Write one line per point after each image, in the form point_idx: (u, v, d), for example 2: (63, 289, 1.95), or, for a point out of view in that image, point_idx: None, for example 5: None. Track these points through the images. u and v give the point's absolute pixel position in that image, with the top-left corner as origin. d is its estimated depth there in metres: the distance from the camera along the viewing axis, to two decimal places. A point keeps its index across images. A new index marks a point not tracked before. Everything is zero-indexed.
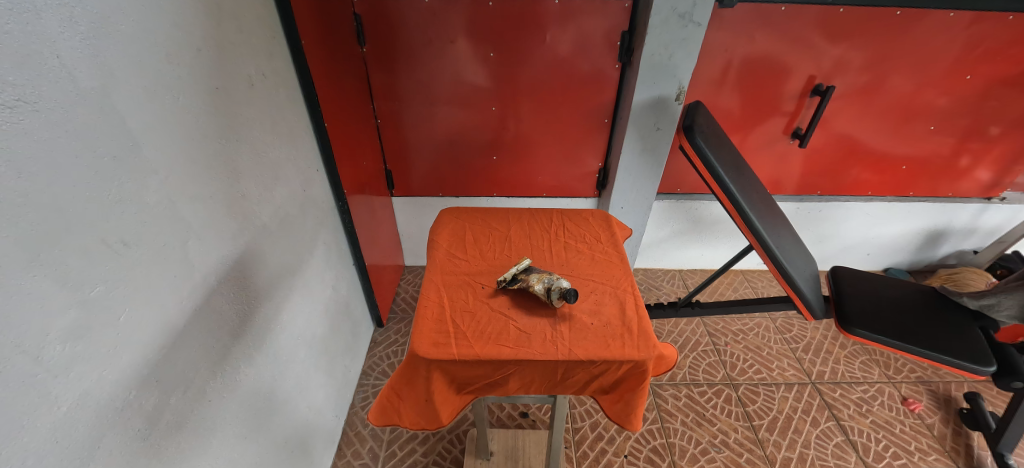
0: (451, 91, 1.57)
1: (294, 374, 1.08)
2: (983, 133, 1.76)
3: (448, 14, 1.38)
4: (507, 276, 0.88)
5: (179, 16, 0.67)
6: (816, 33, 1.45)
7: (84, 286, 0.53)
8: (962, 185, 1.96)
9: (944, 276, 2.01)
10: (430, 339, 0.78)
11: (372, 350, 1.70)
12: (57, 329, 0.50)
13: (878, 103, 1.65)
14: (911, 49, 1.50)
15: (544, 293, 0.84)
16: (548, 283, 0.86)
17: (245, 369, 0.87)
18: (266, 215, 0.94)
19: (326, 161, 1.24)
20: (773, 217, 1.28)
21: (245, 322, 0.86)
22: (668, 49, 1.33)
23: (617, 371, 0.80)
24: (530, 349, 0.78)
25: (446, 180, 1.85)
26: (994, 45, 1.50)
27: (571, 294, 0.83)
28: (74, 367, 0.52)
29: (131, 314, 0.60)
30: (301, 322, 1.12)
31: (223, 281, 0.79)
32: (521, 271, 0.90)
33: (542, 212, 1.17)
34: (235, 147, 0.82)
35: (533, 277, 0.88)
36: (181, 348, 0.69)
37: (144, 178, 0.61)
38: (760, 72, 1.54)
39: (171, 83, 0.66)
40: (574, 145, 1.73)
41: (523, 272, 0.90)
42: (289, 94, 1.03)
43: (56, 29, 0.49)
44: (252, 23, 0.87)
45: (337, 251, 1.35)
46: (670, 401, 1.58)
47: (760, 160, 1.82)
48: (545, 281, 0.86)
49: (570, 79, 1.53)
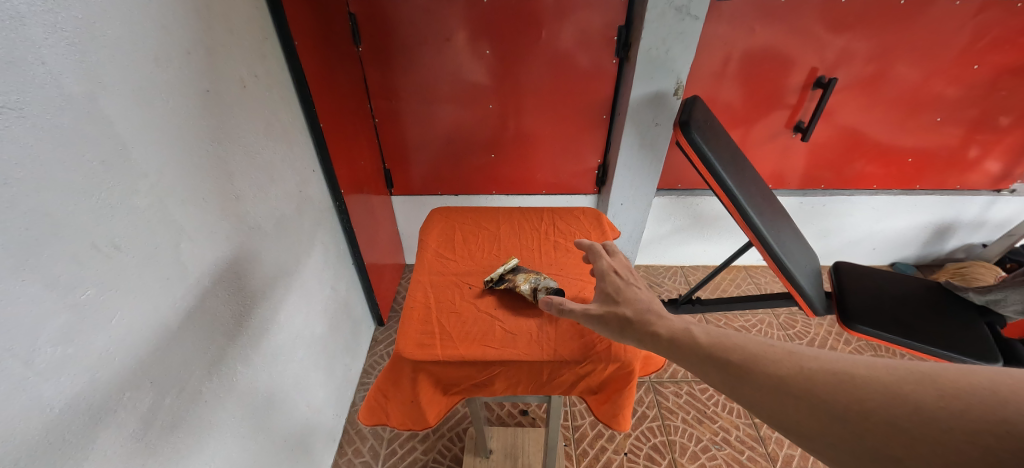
0: (449, 89, 1.56)
1: (294, 373, 1.09)
2: (992, 124, 1.72)
3: (444, 11, 1.38)
4: (493, 276, 0.89)
5: (167, 19, 0.67)
6: (818, 23, 1.43)
7: (73, 290, 0.54)
8: (971, 177, 1.92)
9: (952, 271, 1.98)
10: (415, 341, 0.79)
11: (373, 349, 1.71)
12: (48, 333, 0.51)
13: (883, 94, 1.62)
14: (917, 39, 1.47)
15: (530, 293, 0.85)
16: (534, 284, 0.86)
17: (242, 369, 0.87)
18: (261, 216, 0.94)
19: (322, 161, 1.24)
20: (773, 212, 1.26)
21: (241, 323, 0.87)
22: (665, 43, 1.31)
23: (604, 372, 0.80)
24: (515, 350, 0.77)
25: (445, 179, 1.85)
26: (1002, 34, 1.47)
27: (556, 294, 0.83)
28: (66, 370, 0.53)
29: (123, 317, 0.60)
30: (299, 321, 1.12)
31: (218, 282, 0.80)
32: (508, 271, 0.91)
33: (533, 211, 1.16)
34: (228, 149, 0.83)
35: (520, 277, 0.88)
36: (175, 350, 0.70)
37: (134, 182, 0.61)
38: (760, 65, 1.52)
39: (160, 87, 0.66)
40: (572, 142, 1.72)
41: (509, 272, 0.91)
42: (282, 94, 1.03)
43: (40, 36, 0.49)
44: (242, 24, 0.87)
45: (335, 250, 1.36)
46: (671, 398, 1.57)
47: (761, 155, 1.80)
48: (532, 281, 0.86)
49: (568, 75, 1.52)
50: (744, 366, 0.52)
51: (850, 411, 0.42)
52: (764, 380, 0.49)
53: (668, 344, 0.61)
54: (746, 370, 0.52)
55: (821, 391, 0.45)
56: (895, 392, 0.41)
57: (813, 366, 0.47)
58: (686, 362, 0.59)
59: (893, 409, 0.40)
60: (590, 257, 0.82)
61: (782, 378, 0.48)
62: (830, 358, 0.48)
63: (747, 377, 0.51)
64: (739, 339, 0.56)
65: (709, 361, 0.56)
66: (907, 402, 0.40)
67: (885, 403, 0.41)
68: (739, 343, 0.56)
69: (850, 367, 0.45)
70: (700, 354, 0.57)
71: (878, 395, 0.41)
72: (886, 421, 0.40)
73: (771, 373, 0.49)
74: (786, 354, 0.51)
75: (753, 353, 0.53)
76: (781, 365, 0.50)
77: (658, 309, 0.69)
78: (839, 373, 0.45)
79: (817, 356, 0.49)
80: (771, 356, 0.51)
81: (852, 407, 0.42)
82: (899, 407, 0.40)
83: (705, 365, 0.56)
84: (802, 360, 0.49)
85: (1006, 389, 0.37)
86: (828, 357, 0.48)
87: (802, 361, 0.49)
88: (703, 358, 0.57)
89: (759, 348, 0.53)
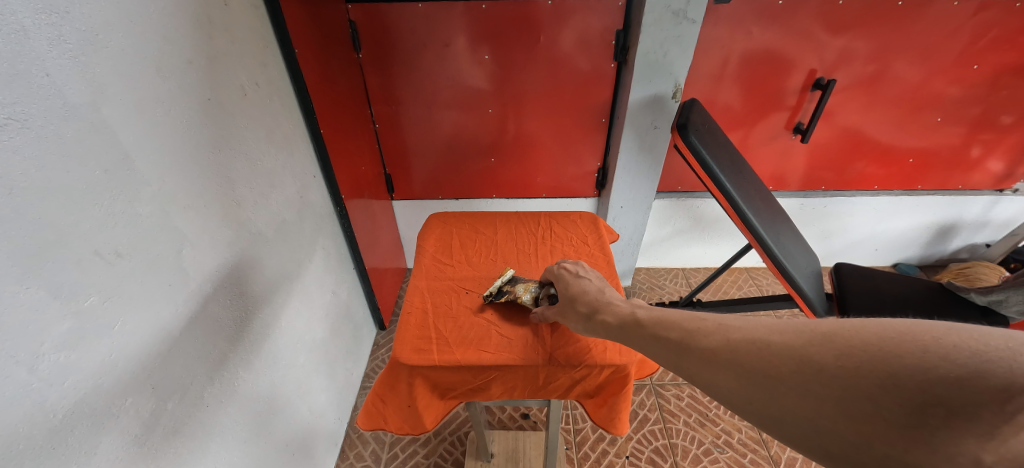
0: (449, 94, 1.57)
1: (295, 378, 1.09)
2: (995, 123, 1.72)
3: (442, 17, 1.39)
4: (493, 289, 0.87)
5: (169, 29, 0.68)
6: (817, 25, 1.43)
7: (77, 296, 0.54)
8: (974, 177, 1.91)
9: (955, 271, 1.97)
10: (412, 346, 0.79)
11: (374, 353, 1.72)
12: (52, 339, 0.52)
13: (883, 94, 1.62)
14: (916, 39, 1.47)
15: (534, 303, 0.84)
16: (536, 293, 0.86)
17: (244, 374, 0.88)
18: (262, 222, 0.95)
19: (323, 166, 1.25)
20: (772, 214, 1.26)
21: (243, 328, 0.87)
22: (663, 47, 1.32)
23: (600, 375, 0.80)
24: (511, 354, 0.78)
25: (445, 183, 1.86)
26: (1003, 33, 1.47)
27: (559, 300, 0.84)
28: (69, 376, 0.53)
29: (125, 323, 0.61)
30: (300, 326, 1.13)
31: (219, 288, 0.80)
32: (506, 283, 0.89)
33: (530, 216, 1.17)
34: (229, 156, 0.84)
35: (520, 287, 0.88)
36: (177, 355, 0.71)
37: (136, 190, 0.62)
38: (759, 67, 1.52)
39: (161, 96, 0.67)
40: (572, 145, 1.72)
41: (507, 282, 0.90)
42: (282, 101, 1.04)
43: (44, 49, 0.50)
44: (243, 32, 0.88)
45: (336, 255, 1.37)
46: (673, 401, 1.57)
47: (761, 156, 1.80)
48: (533, 290, 0.86)
49: (566, 78, 1.53)
50: (681, 344, 0.52)
51: (766, 377, 0.41)
52: (697, 355, 0.49)
53: (622, 330, 0.62)
54: (683, 346, 0.52)
55: (743, 360, 0.44)
56: (802, 354, 0.40)
57: (737, 336, 0.47)
58: (634, 346, 0.59)
59: (801, 371, 0.39)
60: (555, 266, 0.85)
61: (710, 350, 0.48)
62: (751, 325, 0.47)
63: (684, 355, 0.51)
64: (679, 317, 0.56)
65: (653, 343, 0.56)
66: (811, 364, 0.39)
67: (794, 367, 0.40)
68: (677, 320, 0.56)
69: (768, 334, 0.44)
70: (647, 337, 0.58)
71: (789, 359, 0.41)
72: (797, 383, 0.39)
73: (701, 347, 0.49)
74: (714, 326, 0.51)
75: (688, 329, 0.53)
76: (709, 337, 0.49)
77: (613, 298, 0.70)
78: (755, 341, 0.45)
79: (741, 324, 0.48)
80: (703, 331, 0.51)
81: (769, 373, 0.41)
82: (805, 370, 0.39)
83: (651, 347, 0.56)
84: (726, 331, 0.48)
85: (898, 338, 0.36)
86: (749, 325, 0.48)
87: (726, 332, 0.48)
88: (649, 340, 0.57)
89: (693, 324, 0.53)
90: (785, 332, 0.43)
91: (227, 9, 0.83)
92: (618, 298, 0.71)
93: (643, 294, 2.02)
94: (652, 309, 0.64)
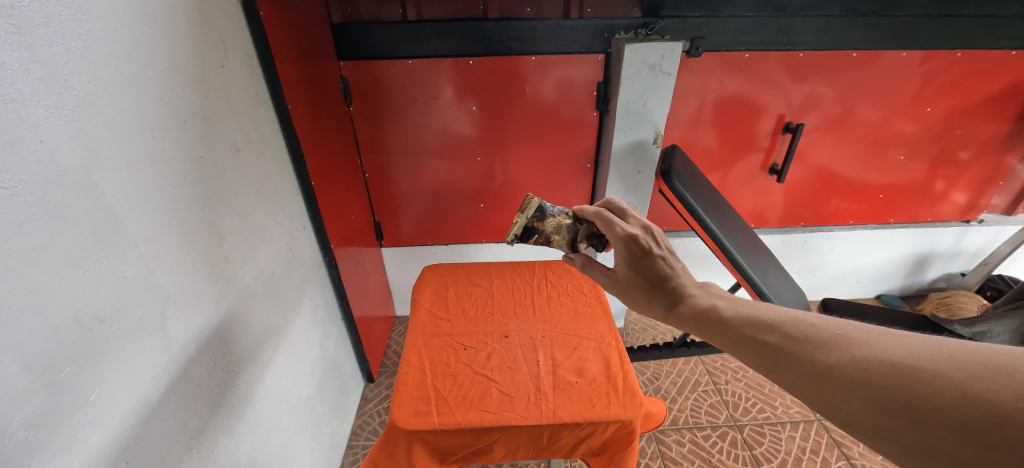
0: (437, 143, 1.62)
1: (278, 443, 1.03)
2: (953, 159, 1.83)
3: (433, 72, 1.46)
4: (518, 230, 0.94)
5: (167, 92, 0.70)
6: (783, 73, 1.53)
7: (52, 368, 0.52)
8: (940, 209, 2.01)
9: (936, 301, 2.03)
10: (410, 408, 0.76)
11: (362, 408, 1.64)
12: (22, 416, 0.49)
13: (848, 135, 1.72)
14: (873, 84, 1.59)
15: (570, 246, 0.94)
16: (569, 233, 0.94)
17: (225, 441, 0.83)
18: (250, 277, 0.93)
19: (314, 217, 1.25)
20: (757, 252, 1.28)
21: (225, 391, 0.83)
22: (641, 97, 1.41)
23: (605, 432, 0.78)
24: (513, 413, 0.76)
25: (435, 229, 1.87)
26: (949, 78, 1.60)
27: (600, 242, 0.89)
28: (35, 457, 0.50)
29: (102, 393, 0.58)
30: (285, 384, 1.08)
31: (202, 350, 0.77)
32: (532, 220, 0.95)
33: (525, 264, 1.17)
34: (219, 212, 0.83)
35: (550, 225, 0.96)
36: (154, 423, 0.66)
37: (123, 252, 0.61)
38: (732, 112, 1.61)
39: (155, 156, 0.67)
40: (560, 188, 1.76)
41: (536, 220, 0.95)
42: (275, 155, 1.05)
43: (40, 116, 0.50)
44: (238, 91, 0.90)
45: (324, 306, 1.34)
46: (674, 447, 1.52)
47: (741, 195, 1.87)
48: (566, 231, 0.94)
49: (552, 124, 1.59)
50: (789, 353, 0.53)
51: (914, 409, 0.41)
52: (812, 369, 0.50)
53: (705, 324, 0.66)
54: (792, 356, 0.52)
55: (879, 384, 0.44)
56: (967, 390, 0.39)
57: (867, 355, 0.47)
58: (717, 339, 0.64)
59: (965, 407, 0.38)
60: (611, 222, 0.78)
61: (831, 366, 0.48)
62: (882, 345, 0.47)
63: (792, 363, 0.52)
64: (777, 319, 0.58)
65: (753, 345, 0.57)
66: (980, 402, 0.38)
67: (955, 402, 0.39)
68: (777, 323, 0.57)
69: (913, 359, 0.44)
70: (739, 336, 0.60)
71: (948, 393, 0.40)
72: (957, 419, 0.39)
73: (818, 361, 0.50)
74: (833, 338, 0.51)
75: (798, 337, 0.54)
76: (828, 352, 0.50)
77: (689, 285, 0.73)
78: (899, 366, 0.44)
79: (868, 342, 0.48)
80: (816, 340, 0.52)
81: (915, 403, 0.41)
82: (971, 407, 0.38)
83: (749, 349, 0.58)
84: (851, 348, 0.48)
85: None
86: (883, 344, 0.47)
87: (851, 349, 0.48)
88: (744, 340, 0.59)
89: (804, 331, 0.54)
90: (940, 361, 0.42)
91: (224, 71, 0.85)
92: (692, 283, 0.74)
93: (636, 335, 2.01)
94: (732, 301, 0.67)
